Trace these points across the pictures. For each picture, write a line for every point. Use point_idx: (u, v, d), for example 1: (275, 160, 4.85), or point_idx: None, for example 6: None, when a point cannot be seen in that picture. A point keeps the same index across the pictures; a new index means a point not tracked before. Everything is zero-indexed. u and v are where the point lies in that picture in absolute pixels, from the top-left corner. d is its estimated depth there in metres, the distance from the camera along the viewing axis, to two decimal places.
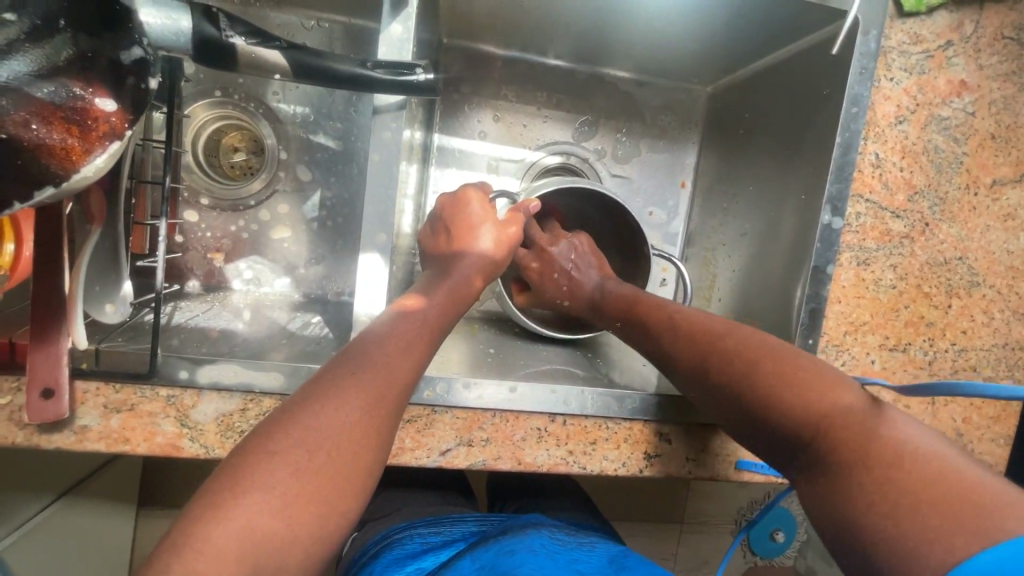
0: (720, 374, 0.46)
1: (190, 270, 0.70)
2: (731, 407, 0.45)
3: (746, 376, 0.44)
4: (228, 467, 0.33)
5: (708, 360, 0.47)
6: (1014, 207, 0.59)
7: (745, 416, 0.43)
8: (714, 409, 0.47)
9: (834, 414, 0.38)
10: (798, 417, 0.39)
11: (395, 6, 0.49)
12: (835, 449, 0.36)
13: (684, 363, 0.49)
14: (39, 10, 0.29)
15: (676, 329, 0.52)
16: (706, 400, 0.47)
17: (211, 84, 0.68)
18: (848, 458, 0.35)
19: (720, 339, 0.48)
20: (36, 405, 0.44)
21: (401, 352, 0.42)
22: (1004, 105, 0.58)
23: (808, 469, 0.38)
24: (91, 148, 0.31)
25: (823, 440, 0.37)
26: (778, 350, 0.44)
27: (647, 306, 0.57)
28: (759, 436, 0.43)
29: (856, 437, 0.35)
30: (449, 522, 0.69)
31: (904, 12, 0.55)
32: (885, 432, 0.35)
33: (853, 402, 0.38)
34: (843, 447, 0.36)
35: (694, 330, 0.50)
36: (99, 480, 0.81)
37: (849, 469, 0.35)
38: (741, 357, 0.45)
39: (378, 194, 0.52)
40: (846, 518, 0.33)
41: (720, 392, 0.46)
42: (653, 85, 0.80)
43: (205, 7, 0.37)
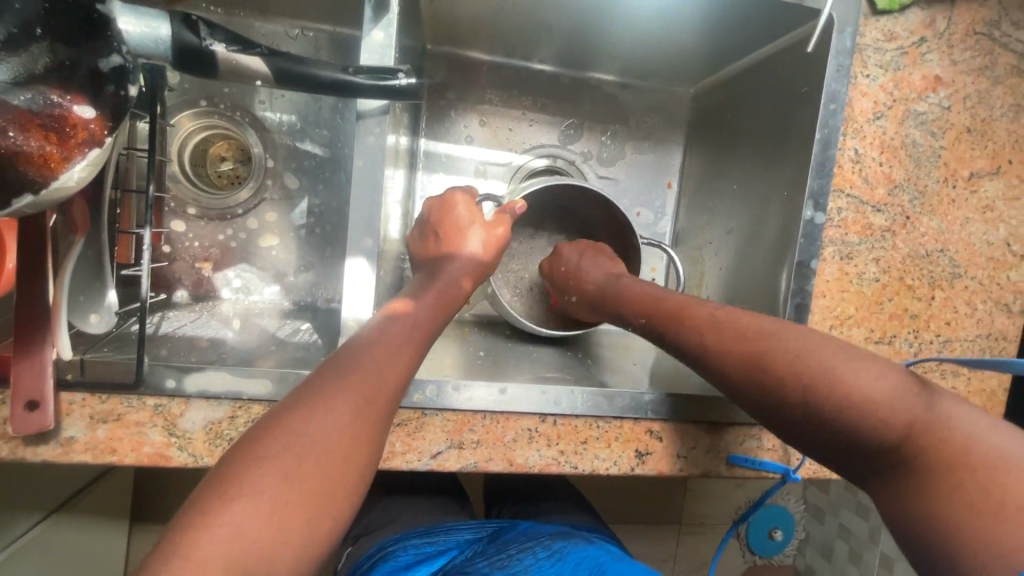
0: (775, 379, 0.43)
1: (178, 280, 0.70)
2: (789, 410, 0.42)
3: (810, 378, 0.41)
4: (217, 474, 0.33)
5: (757, 364, 0.44)
6: (991, 199, 0.60)
7: (806, 420, 0.41)
8: (763, 411, 0.44)
9: (909, 417, 0.38)
10: (877, 422, 0.38)
11: (377, 12, 0.50)
12: (924, 454, 0.36)
13: (729, 366, 0.46)
14: (15, 18, 0.29)
15: (713, 324, 0.48)
16: (755, 403, 0.45)
17: (197, 94, 0.68)
18: (941, 463, 0.35)
19: (769, 337, 0.45)
20: (21, 417, 0.44)
21: (392, 355, 0.42)
22: (978, 99, 0.59)
23: (889, 474, 0.38)
24: (69, 155, 0.31)
25: (907, 445, 0.37)
26: (828, 346, 0.42)
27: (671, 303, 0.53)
28: (818, 439, 0.41)
29: (944, 441, 0.36)
30: (443, 531, 0.68)
31: (877, 10, 0.56)
32: (969, 434, 0.36)
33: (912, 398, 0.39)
34: (936, 454, 0.36)
35: (736, 327, 0.47)
36: (93, 496, 0.81)
37: (946, 478, 0.35)
38: (799, 357, 0.42)
39: (364, 199, 0.52)
40: (949, 530, 0.33)
41: (776, 396, 0.43)
42: (638, 88, 0.81)
43: (184, 15, 0.36)
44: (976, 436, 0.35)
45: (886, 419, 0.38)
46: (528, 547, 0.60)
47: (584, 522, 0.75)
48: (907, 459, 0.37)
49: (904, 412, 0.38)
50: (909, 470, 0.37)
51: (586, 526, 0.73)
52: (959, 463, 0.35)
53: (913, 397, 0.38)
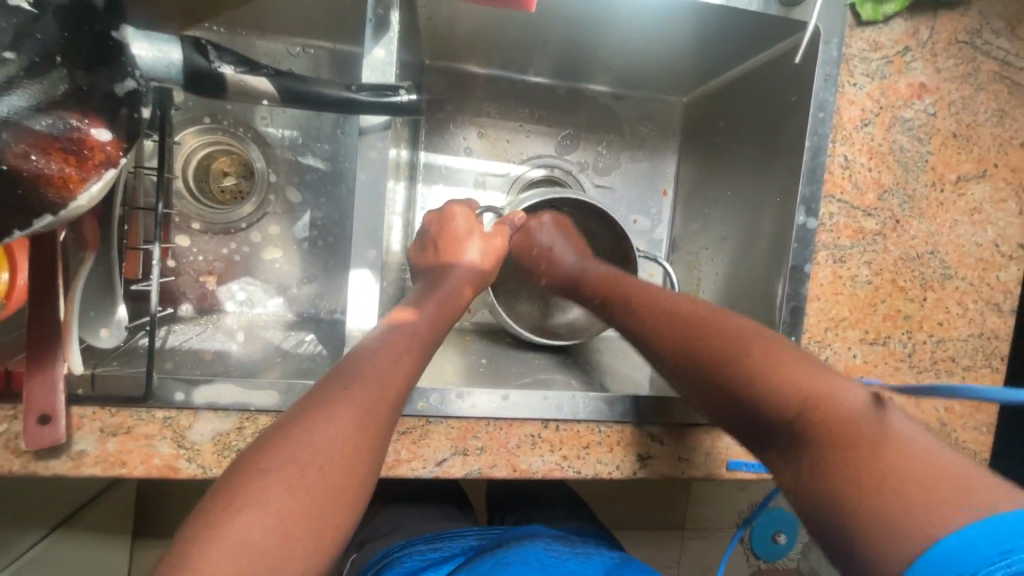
0: (705, 358, 0.46)
1: (183, 294, 0.71)
2: (715, 390, 0.44)
3: (732, 358, 0.44)
4: (225, 485, 0.34)
5: (694, 346, 0.47)
6: (978, 201, 0.62)
7: (729, 398, 0.43)
8: (698, 396, 0.47)
9: (816, 394, 0.38)
10: (782, 397, 0.39)
11: (377, 31, 0.51)
12: (818, 427, 0.36)
13: (671, 349, 0.49)
14: (37, 48, 0.30)
15: (660, 315, 0.52)
16: (691, 387, 0.47)
17: (201, 111, 0.69)
18: (830, 438, 0.35)
19: (709, 324, 0.48)
20: (34, 432, 0.45)
21: (392, 365, 0.43)
22: (963, 105, 0.61)
23: (786, 451, 0.38)
24: (87, 176, 0.32)
25: (803, 419, 0.37)
26: (763, 336, 0.45)
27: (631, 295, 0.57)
28: (740, 419, 0.43)
29: (840, 417, 0.35)
30: (448, 538, 0.68)
31: (862, 21, 0.58)
32: (865, 415, 0.35)
33: (827, 380, 0.38)
34: (827, 428, 0.35)
35: (682, 316, 0.50)
36: (98, 510, 0.81)
37: (834, 451, 0.34)
38: (728, 340, 0.45)
39: (367, 212, 0.53)
40: (835, 504, 0.33)
41: (705, 376, 0.45)
42: (631, 98, 0.83)
43: (194, 39, 0.38)
44: (874, 414, 0.35)
45: (788, 393, 0.39)
46: (530, 544, 0.61)
47: (587, 528, 0.75)
48: (802, 434, 0.37)
49: (812, 389, 0.38)
50: (803, 445, 0.37)
51: (589, 531, 0.74)
52: (850, 440, 0.34)
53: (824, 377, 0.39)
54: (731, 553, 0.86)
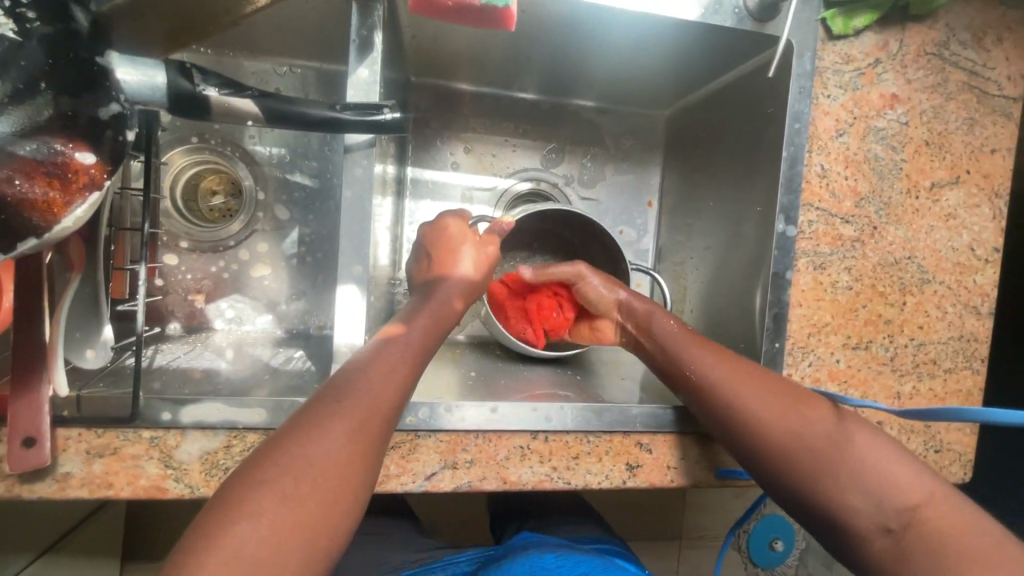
0: (802, 433, 0.45)
1: (171, 313, 0.70)
2: (804, 462, 0.44)
3: (828, 436, 0.44)
4: (216, 498, 0.34)
5: (786, 418, 0.46)
6: (953, 207, 0.63)
7: (819, 474, 0.43)
8: (769, 466, 0.46)
9: (917, 491, 0.41)
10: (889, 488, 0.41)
11: (361, 52, 0.52)
12: (925, 523, 0.39)
13: (762, 413, 0.47)
14: (22, 75, 0.31)
15: (735, 369, 0.50)
16: (761, 455, 0.46)
17: (188, 131, 0.70)
18: (946, 532, 0.39)
19: (790, 395, 0.48)
20: (17, 455, 0.44)
21: (386, 376, 0.43)
22: (934, 114, 0.62)
23: (884, 539, 0.40)
24: (71, 200, 0.32)
25: (911, 509, 0.40)
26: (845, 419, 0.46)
27: (693, 343, 0.54)
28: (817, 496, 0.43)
29: (948, 515, 0.40)
30: (440, 565, 0.64)
31: (834, 35, 0.59)
32: (957, 507, 0.40)
33: (916, 476, 0.42)
34: (941, 520, 0.39)
35: (759, 378, 0.49)
36: (86, 534, 0.80)
37: (952, 543, 0.38)
38: (815, 416, 0.46)
39: (353, 229, 0.54)
40: None
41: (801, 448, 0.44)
42: (616, 112, 0.84)
43: (179, 64, 0.38)
44: (957, 511, 0.40)
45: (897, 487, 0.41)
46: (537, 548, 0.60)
47: (584, 535, 0.74)
48: (911, 525, 0.40)
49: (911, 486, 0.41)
50: (910, 533, 0.39)
51: (587, 538, 0.72)
52: (957, 532, 0.39)
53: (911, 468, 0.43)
54: (727, 556, 0.85)
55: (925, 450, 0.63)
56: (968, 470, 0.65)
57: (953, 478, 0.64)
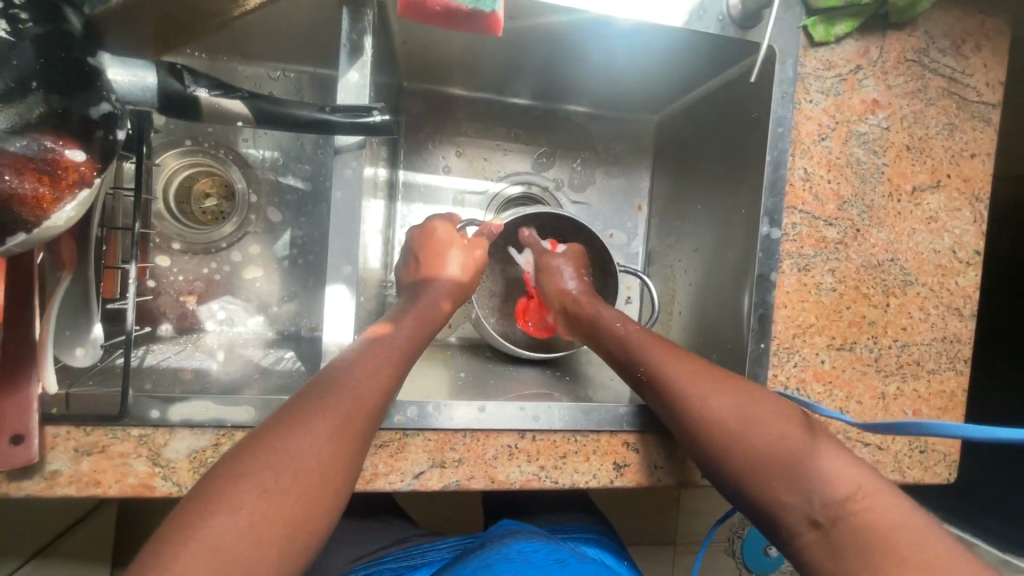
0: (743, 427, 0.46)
1: (163, 314, 0.71)
2: (741, 456, 0.45)
3: (766, 432, 0.45)
4: (196, 492, 0.34)
5: (728, 411, 0.47)
6: (934, 210, 0.64)
7: (755, 467, 0.44)
8: (711, 459, 0.47)
9: (850, 485, 0.40)
10: (821, 483, 0.41)
11: (352, 56, 0.53)
12: (852, 516, 0.39)
13: (706, 409, 0.48)
14: (11, 73, 0.31)
15: (687, 367, 0.51)
16: (706, 451, 0.47)
17: (182, 134, 0.71)
18: (869, 528, 0.38)
19: (738, 393, 0.48)
20: (4, 452, 0.44)
21: (371, 375, 0.44)
22: (915, 119, 0.64)
23: (814, 533, 0.40)
24: (60, 197, 0.33)
25: (841, 504, 0.39)
26: (792, 416, 0.46)
27: (653, 342, 0.55)
28: (754, 488, 0.44)
29: (881, 509, 0.39)
30: (420, 553, 0.65)
31: (815, 42, 0.61)
32: (895, 507, 0.39)
33: (856, 473, 0.41)
34: (869, 515, 0.38)
35: (710, 376, 0.50)
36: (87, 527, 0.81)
37: (873, 537, 0.37)
38: (758, 413, 0.46)
39: (343, 229, 0.54)
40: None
41: (738, 442, 0.45)
42: (605, 118, 0.85)
43: (170, 65, 0.39)
44: (892, 506, 0.39)
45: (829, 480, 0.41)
46: (518, 536, 0.60)
47: (568, 524, 0.74)
48: (837, 519, 0.39)
49: (845, 480, 0.41)
50: (835, 528, 0.39)
51: (570, 528, 0.72)
52: (883, 529, 0.37)
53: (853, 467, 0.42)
54: (713, 537, 0.82)
55: (910, 450, 0.64)
56: (953, 471, 0.65)
57: (938, 478, 0.64)
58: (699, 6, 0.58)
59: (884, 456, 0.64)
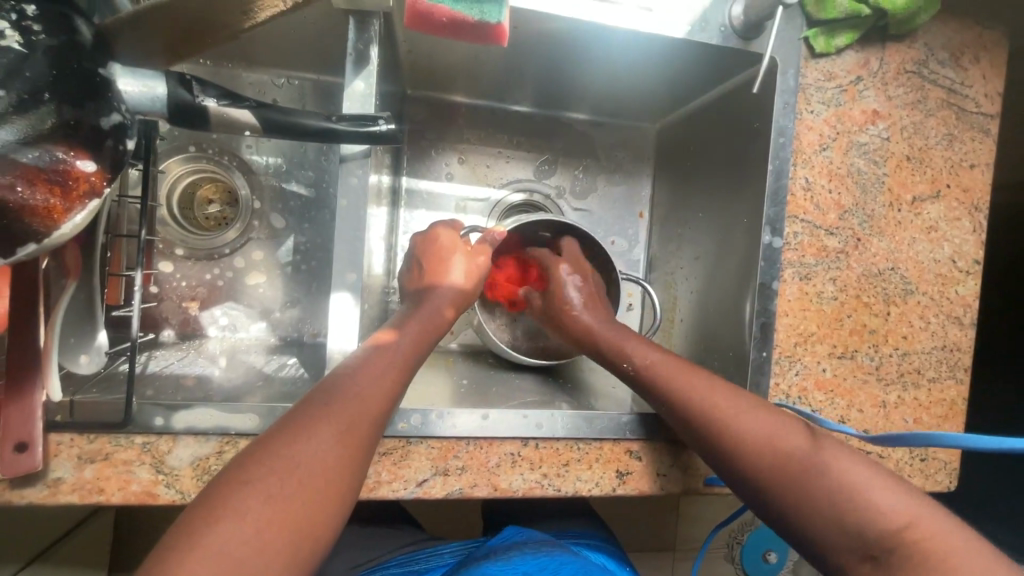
0: (782, 456, 0.46)
1: (165, 320, 0.71)
2: (784, 486, 0.45)
3: (815, 468, 0.44)
4: (201, 498, 0.34)
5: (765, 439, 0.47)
6: (934, 220, 0.65)
7: (799, 497, 0.44)
8: (751, 487, 0.47)
9: (901, 513, 0.41)
10: (871, 512, 0.41)
11: (358, 65, 0.53)
12: (910, 546, 0.39)
13: (742, 437, 0.48)
14: (25, 85, 0.31)
15: (716, 394, 0.51)
16: (744, 479, 0.47)
17: (186, 141, 0.71)
18: (938, 567, 0.38)
19: (777, 428, 0.48)
20: (9, 459, 0.45)
21: (374, 380, 0.44)
22: (914, 130, 0.64)
23: (868, 562, 0.40)
24: (71, 207, 0.33)
25: (898, 539, 0.40)
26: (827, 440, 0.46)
27: (677, 369, 0.54)
28: (805, 526, 0.43)
29: (934, 537, 0.39)
30: (424, 557, 0.66)
31: (816, 53, 0.61)
32: (952, 539, 0.39)
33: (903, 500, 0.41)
34: (926, 544, 0.39)
35: (746, 410, 0.49)
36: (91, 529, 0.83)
37: (936, 568, 0.38)
38: (803, 448, 0.46)
39: (348, 237, 0.54)
40: None
41: (779, 471, 0.45)
42: (607, 126, 0.86)
43: (179, 75, 0.39)
44: (944, 532, 0.40)
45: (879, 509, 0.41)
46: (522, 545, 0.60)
47: (570, 530, 0.74)
48: (893, 550, 0.40)
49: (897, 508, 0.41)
50: (892, 567, 0.39)
51: (571, 534, 0.72)
52: (948, 567, 0.38)
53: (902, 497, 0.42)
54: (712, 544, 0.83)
55: (911, 458, 0.64)
56: (954, 479, 0.66)
57: (939, 486, 0.65)
58: (702, 17, 0.58)
59: (886, 464, 0.64)
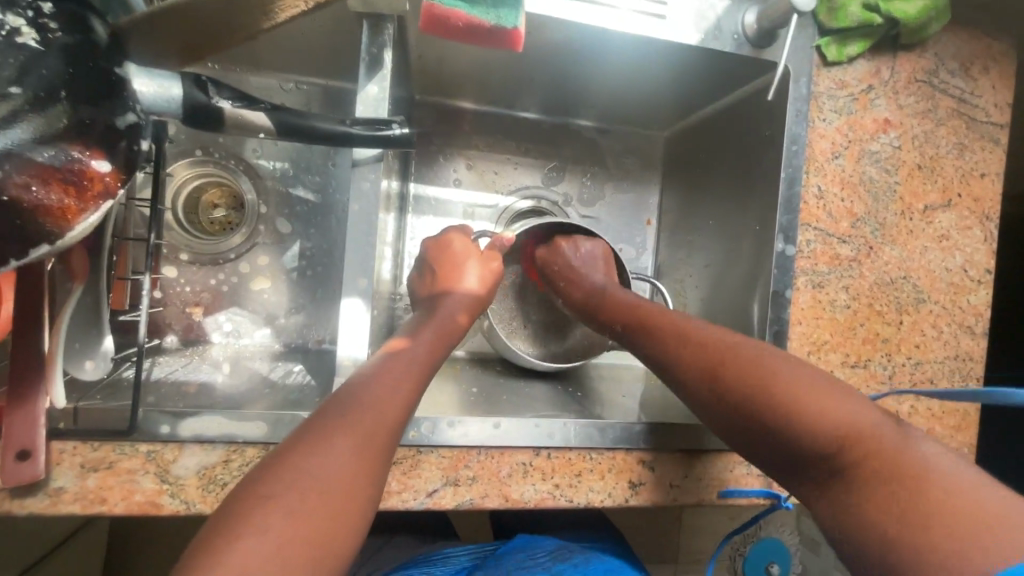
0: (732, 384, 0.47)
1: (168, 326, 0.70)
2: (736, 414, 0.46)
3: (761, 391, 0.45)
4: (220, 518, 0.33)
5: (720, 368, 0.48)
6: (945, 229, 0.65)
7: (751, 423, 0.45)
8: (712, 418, 0.49)
9: (850, 429, 0.41)
10: (816, 432, 0.42)
11: (371, 69, 0.53)
12: (860, 461, 0.40)
13: (694, 372, 0.50)
14: (41, 82, 0.31)
15: (675, 334, 0.53)
16: (706, 410, 0.49)
17: (192, 145, 0.70)
18: (874, 469, 0.39)
19: (737, 357, 0.48)
20: (11, 468, 0.43)
21: (391, 390, 0.43)
22: (926, 139, 0.64)
23: (827, 482, 0.42)
24: (85, 207, 0.32)
25: (845, 455, 0.41)
26: (783, 362, 0.47)
27: (650, 316, 0.57)
28: (768, 448, 0.45)
29: (886, 451, 0.40)
30: (439, 560, 0.64)
31: (828, 61, 0.61)
32: (900, 444, 0.40)
33: (857, 417, 0.42)
34: (872, 458, 0.40)
35: (707, 345, 0.51)
36: (88, 536, 0.82)
37: (882, 480, 0.38)
38: (757, 374, 0.46)
39: (359, 242, 0.54)
40: (884, 530, 0.37)
41: (729, 400, 0.47)
42: (615, 133, 0.86)
43: (195, 76, 0.39)
44: (904, 448, 0.40)
45: (826, 428, 0.41)
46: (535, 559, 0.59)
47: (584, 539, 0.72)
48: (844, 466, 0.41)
49: (847, 425, 0.41)
50: (833, 474, 0.41)
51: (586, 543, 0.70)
52: (879, 469, 0.39)
53: (853, 408, 0.42)
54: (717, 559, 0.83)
55: None
56: None
57: None
58: (715, 25, 0.58)
59: None
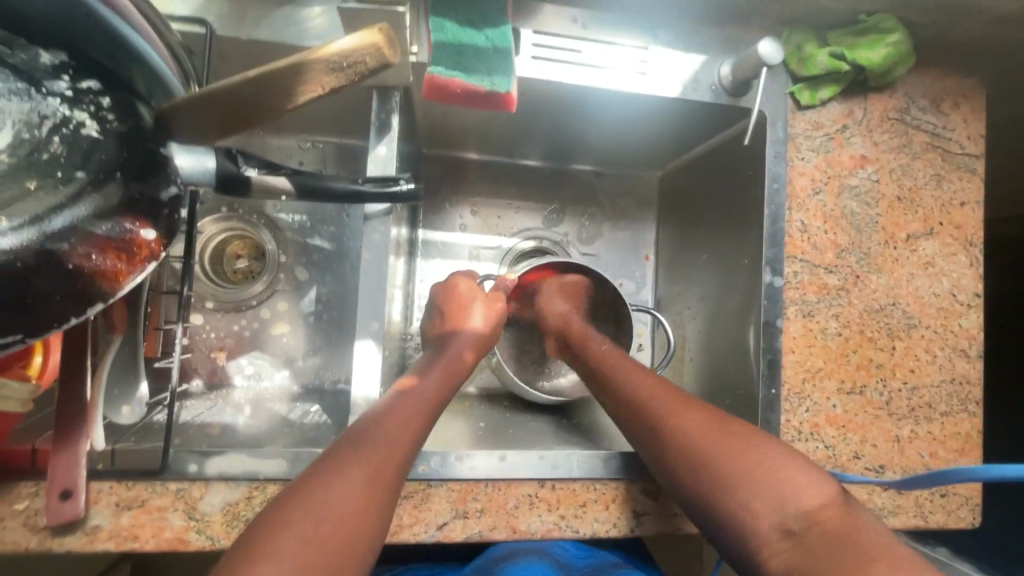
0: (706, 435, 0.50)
1: (194, 370, 0.74)
2: (704, 460, 0.48)
3: (734, 448, 0.48)
4: (246, 543, 0.36)
5: (697, 419, 0.52)
6: (930, 256, 0.67)
7: (716, 468, 0.48)
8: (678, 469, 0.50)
9: (811, 494, 0.44)
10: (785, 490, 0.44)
11: (380, 132, 0.58)
12: (821, 521, 0.43)
13: (665, 419, 0.53)
14: (99, 166, 0.36)
15: (654, 387, 0.57)
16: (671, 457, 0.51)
17: (218, 203, 0.77)
18: (832, 530, 0.42)
19: (716, 418, 0.52)
20: (55, 507, 0.47)
21: (401, 428, 0.46)
22: (903, 172, 0.68)
23: (789, 539, 0.43)
24: (133, 269, 0.38)
25: (806, 515, 0.43)
26: (746, 430, 0.50)
27: (625, 366, 0.62)
28: (726, 502, 0.46)
29: (842, 517, 0.43)
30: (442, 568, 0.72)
31: (802, 105, 0.65)
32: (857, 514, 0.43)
33: (817, 488, 0.45)
34: (832, 521, 0.42)
35: (682, 400, 0.54)
36: None
37: (844, 539, 0.41)
38: (730, 432, 0.50)
39: (370, 288, 0.58)
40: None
41: (697, 448, 0.49)
42: (610, 175, 0.91)
43: (227, 150, 0.45)
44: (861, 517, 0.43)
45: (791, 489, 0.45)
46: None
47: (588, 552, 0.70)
48: (805, 524, 0.43)
49: (810, 489, 0.45)
50: (805, 531, 0.42)
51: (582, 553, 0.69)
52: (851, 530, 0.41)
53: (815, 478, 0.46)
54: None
55: (931, 494, 0.65)
56: (977, 515, 0.66)
57: (962, 523, 0.65)
58: (693, 78, 0.64)
59: (907, 500, 0.64)
